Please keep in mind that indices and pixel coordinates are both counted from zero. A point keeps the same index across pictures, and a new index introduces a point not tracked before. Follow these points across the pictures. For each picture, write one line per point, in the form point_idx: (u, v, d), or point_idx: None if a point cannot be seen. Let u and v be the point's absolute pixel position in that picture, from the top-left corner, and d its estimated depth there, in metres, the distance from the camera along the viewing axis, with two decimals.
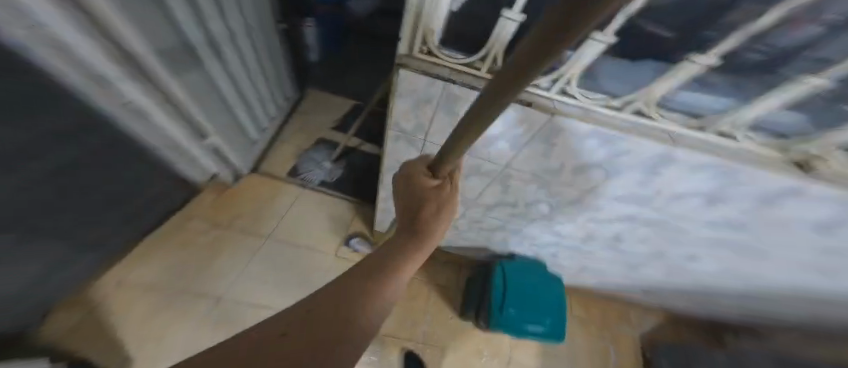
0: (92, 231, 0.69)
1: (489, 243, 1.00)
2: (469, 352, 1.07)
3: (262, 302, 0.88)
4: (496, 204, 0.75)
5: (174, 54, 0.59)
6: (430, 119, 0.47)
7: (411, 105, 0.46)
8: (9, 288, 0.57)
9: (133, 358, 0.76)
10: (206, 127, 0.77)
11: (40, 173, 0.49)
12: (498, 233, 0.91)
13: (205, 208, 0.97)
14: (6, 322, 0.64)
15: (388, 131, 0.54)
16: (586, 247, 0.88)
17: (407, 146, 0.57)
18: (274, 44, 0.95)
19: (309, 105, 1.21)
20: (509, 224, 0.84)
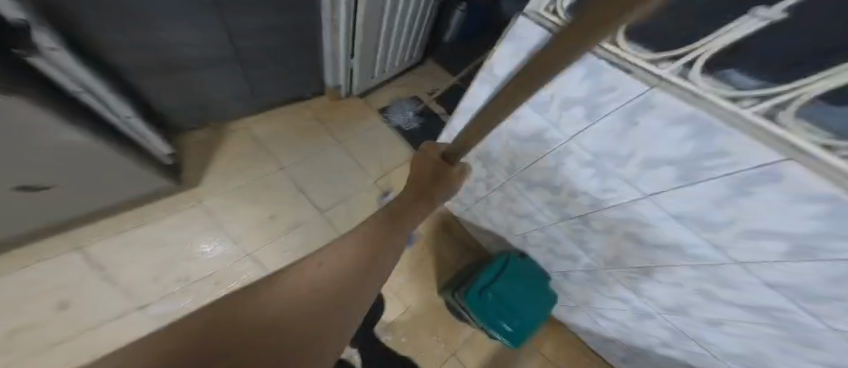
0: (246, 72, 1.14)
1: (509, 235, 0.94)
2: (422, 326, 1.04)
3: (305, 180, 1.22)
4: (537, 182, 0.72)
5: (371, 17, 1.14)
6: (520, 69, 0.62)
7: (512, 51, 0.61)
8: (215, 70, 1.05)
9: (208, 174, 1.16)
10: (355, 55, 1.29)
11: (265, 21, 1.01)
12: (524, 222, 0.84)
13: (319, 107, 1.46)
14: (197, 112, 1.16)
15: (479, 72, 0.71)
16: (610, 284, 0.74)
17: (483, 89, 0.74)
18: (420, 28, 1.48)
19: (422, 70, 1.71)
20: (541, 216, 0.78)
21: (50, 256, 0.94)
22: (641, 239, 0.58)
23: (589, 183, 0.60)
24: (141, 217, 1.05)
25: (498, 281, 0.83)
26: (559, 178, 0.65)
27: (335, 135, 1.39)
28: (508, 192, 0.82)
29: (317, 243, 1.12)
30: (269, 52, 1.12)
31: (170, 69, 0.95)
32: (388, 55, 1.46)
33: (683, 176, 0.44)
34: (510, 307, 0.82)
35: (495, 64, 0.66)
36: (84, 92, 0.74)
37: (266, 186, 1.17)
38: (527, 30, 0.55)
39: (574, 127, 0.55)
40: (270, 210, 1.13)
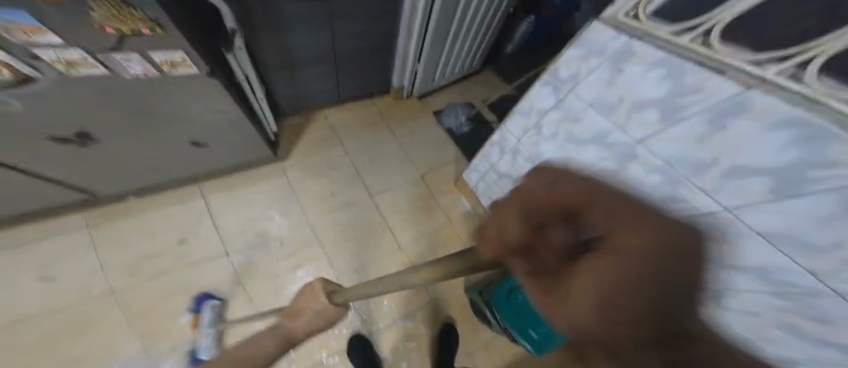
0: (332, 71, 1.35)
1: None
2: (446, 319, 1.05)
3: (362, 166, 1.39)
4: None
5: (443, 24, 1.24)
6: (589, 70, 0.62)
7: (580, 55, 0.63)
8: (311, 69, 1.29)
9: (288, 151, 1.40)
10: (423, 58, 1.41)
11: (357, 27, 1.20)
12: None
13: (382, 105, 1.63)
14: (290, 102, 1.41)
15: (544, 74, 0.72)
16: None
17: (549, 92, 0.73)
18: (485, 37, 1.54)
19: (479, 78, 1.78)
20: None
21: (174, 201, 1.21)
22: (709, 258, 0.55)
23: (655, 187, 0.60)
24: (238, 181, 1.29)
25: None
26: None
27: (392, 130, 1.54)
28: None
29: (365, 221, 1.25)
30: (354, 54, 1.32)
31: (282, 66, 1.20)
32: (451, 62, 1.55)
33: (783, 186, 0.42)
34: (541, 313, 0.79)
35: (563, 66, 0.67)
36: (244, 80, 1.04)
37: (330, 166, 1.36)
38: (606, 36, 0.57)
39: (648, 129, 0.57)
40: (332, 187, 1.31)
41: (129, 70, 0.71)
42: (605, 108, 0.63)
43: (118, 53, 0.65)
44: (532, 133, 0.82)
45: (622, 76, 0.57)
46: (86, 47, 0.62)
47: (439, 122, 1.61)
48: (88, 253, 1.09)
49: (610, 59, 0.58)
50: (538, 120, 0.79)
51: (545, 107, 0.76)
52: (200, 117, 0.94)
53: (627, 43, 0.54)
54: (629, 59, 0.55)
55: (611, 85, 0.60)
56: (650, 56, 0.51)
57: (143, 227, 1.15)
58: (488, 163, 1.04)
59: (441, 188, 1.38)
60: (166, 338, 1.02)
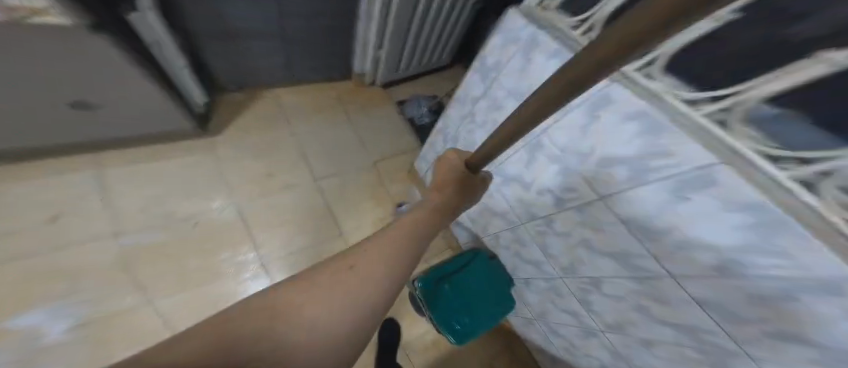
0: (284, 46, 1.23)
1: (485, 236, 0.95)
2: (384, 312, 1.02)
3: (313, 150, 1.29)
4: (512, 177, 0.77)
5: (404, 12, 1.20)
6: (508, 57, 0.66)
7: (501, 42, 0.67)
8: (259, 41, 1.16)
9: (226, 127, 1.25)
10: (384, 45, 1.35)
11: (309, 5, 1.11)
12: (501, 222, 0.86)
13: (343, 89, 1.55)
14: (233, 74, 1.25)
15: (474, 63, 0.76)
16: (560, 289, 0.75)
17: (480, 81, 0.77)
18: (452, 32, 1.52)
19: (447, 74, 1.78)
20: (512, 211, 0.81)
21: (68, 170, 1.01)
22: (591, 246, 0.62)
23: (553, 177, 0.66)
24: (157, 153, 1.12)
25: (456, 274, 0.82)
26: (531, 173, 0.71)
27: (349, 116, 1.47)
28: (488, 187, 0.85)
29: (307, 207, 1.17)
30: (308, 31, 1.21)
31: (218, 32, 1.06)
32: (416, 53, 1.52)
33: (634, 174, 0.49)
34: (467, 301, 0.80)
35: (489, 53, 0.71)
36: (157, 44, 0.89)
37: (275, 147, 1.25)
38: (520, 25, 0.61)
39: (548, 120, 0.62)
40: (272, 168, 1.20)
41: None
42: (518, 97, 0.67)
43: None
44: (469, 122, 0.84)
45: (532, 66, 0.61)
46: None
47: (401, 112, 1.59)
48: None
49: (522, 48, 0.62)
50: (472, 109, 0.82)
51: (477, 96, 0.80)
52: (106, 79, 0.82)
53: (534, 32, 0.59)
54: (535, 49, 0.59)
55: (523, 75, 0.64)
56: (550, 47, 0.56)
57: (20, 197, 0.95)
58: (436, 153, 1.05)
59: (393, 179, 1.36)
60: (25, 330, 0.82)
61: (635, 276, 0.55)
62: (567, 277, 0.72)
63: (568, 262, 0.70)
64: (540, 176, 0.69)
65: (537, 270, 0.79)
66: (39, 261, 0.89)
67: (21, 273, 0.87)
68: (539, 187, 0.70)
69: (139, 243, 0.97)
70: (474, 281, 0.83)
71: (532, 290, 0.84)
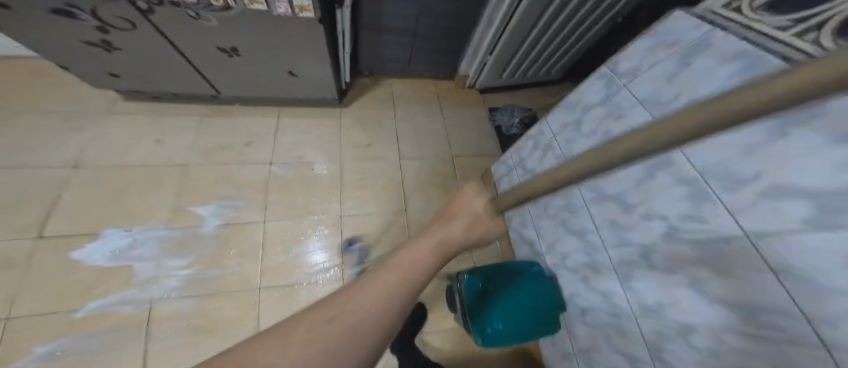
0: (411, 45, 1.45)
1: (547, 254, 0.85)
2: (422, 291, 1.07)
3: (405, 132, 1.48)
4: (612, 194, 0.62)
5: (528, 22, 1.23)
6: (654, 62, 0.57)
7: (651, 45, 0.58)
8: (396, 40, 1.40)
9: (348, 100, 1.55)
10: (495, 52, 1.41)
11: (447, 9, 1.26)
12: (573, 239, 0.74)
13: (443, 89, 1.73)
14: (366, 62, 1.53)
15: (603, 68, 0.69)
16: (627, 330, 0.59)
17: (601, 88, 0.69)
18: (567, 50, 1.51)
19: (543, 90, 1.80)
20: (596, 232, 0.66)
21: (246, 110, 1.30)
22: (704, 290, 0.43)
23: (675, 204, 0.48)
24: (301, 108, 1.39)
25: (511, 282, 0.75)
26: (637, 193, 0.56)
27: (442, 112, 1.63)
28: (571, 201, 0.75)
29: (388, 178, 1.31)
30: (435, 33, 1.39)
31: (371, 29, 1.32)
32: (524, 64, 1.55)
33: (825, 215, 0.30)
34: (516, 314, 0.72)
35: (624, 58, 0.63)
36: (343, 34, 1.14)
37: (379, 124, 1.48)
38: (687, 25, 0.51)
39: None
40: (371, 139, 1.41)
41: (276, 10, 0.81)
42: (655, 106, 0.55)
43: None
44: (570, 130, 0.77)
45: (686, 70, 0.50)
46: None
47: (491, 117, 1.67)
48: (154, 126, 1.16)
49: (680, 52, 0.52)
50: (580, 116, 0.75)
51: (591, 103, 0.72)
52: (306, 56, 1.02)
53: (708, 32, 0.47)
54: (699, 53, 0.48)
55: (671, 80, 0.52)
56: (728, 48, 0.44)
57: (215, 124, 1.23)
58: (518, 157, 1.01)
59: (465, 174, 1.40)
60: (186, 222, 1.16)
61: (749, 331, 0.37)
62: (643, 318, 0.55)
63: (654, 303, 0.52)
64: (652, 199, 0.53)
65: (605, 302, 0.64)
66: (208, 168, 1.13)
67: (190, 176, 1.09)
68: (645, 211, 0.54)
69: (274, 172, 1.20)
70: (527, 292, 0.74)
71: (585, 323, 0.71)
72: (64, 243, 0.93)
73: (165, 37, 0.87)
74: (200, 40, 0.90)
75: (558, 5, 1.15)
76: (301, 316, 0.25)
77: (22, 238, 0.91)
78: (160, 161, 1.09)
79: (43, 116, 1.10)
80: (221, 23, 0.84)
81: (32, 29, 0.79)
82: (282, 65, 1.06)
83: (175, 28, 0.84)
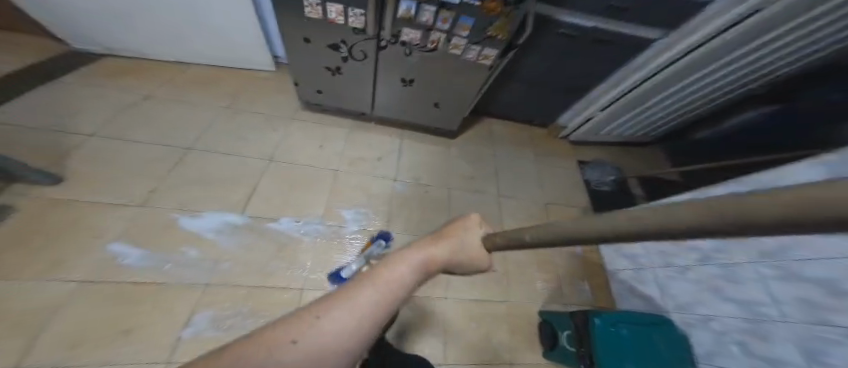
0: (528, 93, 1.65)
1: (690, 313, 0.93)
2: (514, 323, 1.13)
3: (503, 170, 1.63)
4: (804, 278, 0.66)
5: (659, 84, 1.40)
6: None
7: None
8: (518, 87, 1.62)
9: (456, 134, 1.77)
10: (613, 107, 1.57)
11: (581, 69, 1.47)
12: (736, 308, 0.80)
13: (539, 134, 1.87)
14: (479, 103, 1.76)
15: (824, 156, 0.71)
16: None
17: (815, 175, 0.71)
18: (679, 114, 1.60)
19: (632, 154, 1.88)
20: (776, 306, 0.71)
21: (381, 135, 1.63)
22: None
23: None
24: (416, 139, 1.66)
25: (630, 326, 0.80)
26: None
27: (537, 157, 1.75)
28: (736, 273, 0.81)
29: (486, 210, 1.46)
30: (558, 86, 1.58)
31: (499, 77, 1.57)
32: (632, 121, 1.66)
33: None
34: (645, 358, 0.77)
35: None
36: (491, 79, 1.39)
37: (480, 159, 1.66)
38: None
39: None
40: (474, 173, 1.58)
41: (467, 55, 1.20)
42: None
43: (473, 44, 1.15)
44: None
45: None
46: (469, 39, 1.13)
47: (581, 170, 1.74)
48: (314, 138, 1.55)
49: None
50: None
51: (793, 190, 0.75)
52: (458, 91, 1.39)
53: None
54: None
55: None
56: None
57: (357, 142, 1.58)
58: None
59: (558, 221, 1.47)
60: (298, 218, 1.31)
61: None
62: None
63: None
64: None
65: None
66: (351, 176, 1.43)
67: (339, 183, 1.40)
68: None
69: (397, 188, 1.45)
70: (650, 341, 0.80)
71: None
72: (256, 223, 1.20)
73: (377, 65, 1.33)
74: (399, 70, 1.33)
75: (701, 75, 1.31)
76: (272, 337, 0.24)
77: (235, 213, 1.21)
78: (321, 167, 1.43)
79: (254, 115, 1.55)
80: (424, 58, 1.26)
81: (313, 49, 1.30)
82: (434, 97, 1.44)
83: (389, 60, 1.29)
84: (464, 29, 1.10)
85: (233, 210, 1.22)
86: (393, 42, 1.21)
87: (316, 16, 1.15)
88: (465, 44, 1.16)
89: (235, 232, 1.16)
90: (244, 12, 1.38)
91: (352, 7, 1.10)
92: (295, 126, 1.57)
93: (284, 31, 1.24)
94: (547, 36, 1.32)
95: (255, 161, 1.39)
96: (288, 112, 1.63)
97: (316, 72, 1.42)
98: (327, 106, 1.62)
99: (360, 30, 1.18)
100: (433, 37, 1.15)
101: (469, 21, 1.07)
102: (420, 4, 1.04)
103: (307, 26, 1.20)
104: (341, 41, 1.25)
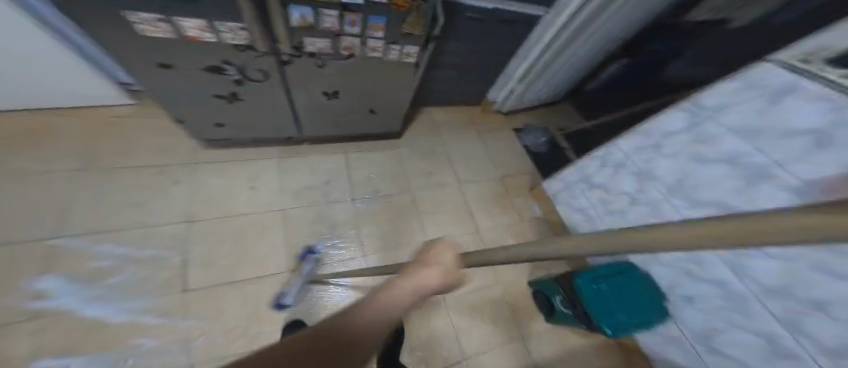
0: (455, 77, 1.67)
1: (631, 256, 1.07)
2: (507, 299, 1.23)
3: (455, 157, 1.66)
4: (708, 202, 0.86)
5: (559, 52, 1.56)
6: (742, 99, 0.75)
7: (740, 86, 0.75)
8: (446, 74, 1.62)
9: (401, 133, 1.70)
10: (528, 79, 1.71)
11: (494, 49, 1.54)
12: None
13: (475, 113, 1.96)
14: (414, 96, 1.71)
15: (684, 101, 0.87)
16: (755, 315, 0.73)
17: (683, 117, 0.88)
18: (577, 72, 1.86)
19: (553, 112, 2.14)
20: None
21: (321, 155, 1.47)
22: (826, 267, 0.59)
23: (784, 205, 0.71)
24: (362, 149, 1.54)
25: (608, 276, 0.91)
26: (741, 199, 0.78)
27: (480, 136, 1.83)
28: (660, 208, 0.99)
29: (453, 202, 1.48)
30: (480, 66, 1.64)
31: (426, 68, 1.54)
32: (545, 86, 1.86)
33: None
34: (627, 302, 0.89)
35: (710, 95, 0.81)
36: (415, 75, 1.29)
37: (431, 151, 1.65)
38: (773, 74, 0.69)
39: (790, 154, 0.68)
40: (430, 168, 1.57)
41: (389, 55, 1.12)
42: (748, 133, 0.75)
43: (392, 44, 1.07)
44: (649, 151, 0.99)
45: (778, 108, 0.69)
46: (386, 39, 1.04)
47: (519, 137, 1.91)
48: (244, 178, 1.31)
49: (772, 91, 0.69)
50: (659, 140, 0.95)
51: (673, 130, 0.91)
52: (388, 93, 1.31)
53: (793, 81, 0.65)
54: (790, 95, 0.66)
55: (762, 115, 0.72)
56: (815, 92, 0.62)
57: (297, 170, 1.38)
58: (581, 174, 1.24)
59: (517, 191, 1.59)
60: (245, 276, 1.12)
61: None
62: (769, 300, 0.70)
63: (776, 285, 0.68)
64: (756, 201, 0.76)
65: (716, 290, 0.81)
66: (304, 211, 1.27)
67: (292, 223, 1.23)
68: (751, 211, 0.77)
69: (359, 208, 1.35)
70: (626, 286, 0.92)
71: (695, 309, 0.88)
72: (211, 294, 1.05)
73: (289, 83, 1.14)
74: (316, 84, 1.18)
75: (583, 39, 1.51)
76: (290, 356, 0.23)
77: (174, 292, 1.02)
78: (262, 210, 1.23)
79: (142, 169, 1.23)
80: (340, 67, 1.13)
81: (190, 76, 1.03)
82: (366, 104, 1.34)
83: (299, 74, 1.12)
84: (377, 30, 1.00)
85: (168, 294, 1.01)
86: (297, 55, 1.04)
87: (167, 35, 0.88)
88: (383, 45, 1.06)
89: (189, 312, 1.00)
90: (26, 33, 0.93)
91: (223, 20, 0.86)
92: (215, 169, 1.29)
93: (133, 60, 0.94)
94: (457, 23, 1.33)
95: (171, 227, 1.13)
96: (198, 156, 1.32)
97: (213, 103, 1.15)
98: (245, 137, 1.36)
99: (247, 47, 0.96)
100: (345, 43, 1.03)
101: (381, 20, 0.98)
102: (318, 9, 0.89)
103: (166, 50, 0.93)
104: (227, 62, 1.01)
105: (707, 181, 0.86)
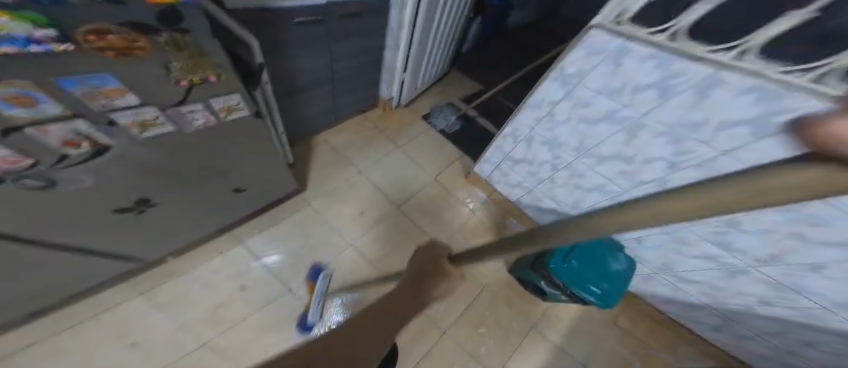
0: (331, 92, 1.37)
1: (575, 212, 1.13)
2: (494, 300, 1.25)
3: (380, 177, 1.44)
4: (610, 157, 0.90)
5: (424, 30, 1.40)
6: (592, 65, 0.77)
7: (584, 53, 0.76)
8: (318, 96, 1.31)
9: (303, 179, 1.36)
10: (409, 66, 1.53)
11: (354, 49, 1.27)
12: (593, 195, 1.03)
13: (375, 117, 1.71)
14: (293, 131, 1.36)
15: (550, 73, 0.86)
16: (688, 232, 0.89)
17: (558, 86, 0.87)
18: (449, 40, 1.75)
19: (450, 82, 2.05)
20: (613, 184, 0.95)
21: (209, 262, 1.07)
22: None
23: (664, 148, 0.77)
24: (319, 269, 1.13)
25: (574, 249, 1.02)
26: (632, 150, 0.84)
27: (393, 142, 1.63)
28: (576, 170, 1.01)
29: (401, 230, 1.31)
30: (353, 71, 1.37)
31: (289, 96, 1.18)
32: (429, 64, 1.72)
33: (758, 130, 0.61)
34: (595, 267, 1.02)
35: (567, 64, 0.81)
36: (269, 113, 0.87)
37: (350, 184, 1.39)
38: (604, 39, 0.71)
39: (650, 104, 0.74)
40: (359, 207, 1.33)
41: (192, 123, 0.65)
42: (610, 93, 0.78)
43: (180, 106, 0.60)
44: (545, 121, 0.97)
45: (623, 68, 0.72)
46: (158, 105, 0.57)
47: (431, 125, 1.78)
48: (108, 341, 0.91)
49: (611, 55, 0.72)
50: (549, 110, 0.94)
51: (555, 99, 0.90)
52: (250, 159, 0.86)
53: (621, 44, 0.69)
54: (625, 55, 0.70)
55: (613, 74, 0.75)
56: (644, 52, 0.67)
57: (187, 299, 1.01)
58: (502, 153, 1.20)
59: (455, 184, 1.49)
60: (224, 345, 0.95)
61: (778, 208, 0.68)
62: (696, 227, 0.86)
63: None
64: (645, 149, 0.81)
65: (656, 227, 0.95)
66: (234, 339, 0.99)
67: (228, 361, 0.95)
68: (646, 159, 0.83)
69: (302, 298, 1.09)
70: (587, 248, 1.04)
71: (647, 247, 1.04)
72: None
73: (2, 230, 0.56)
74: (91, 205, 0.65)
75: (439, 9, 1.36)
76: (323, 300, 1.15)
77: None
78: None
79: None
80: (107, 166, 0.60)
81: None
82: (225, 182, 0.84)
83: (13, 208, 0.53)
84: (120, 95, 0.51)
85: None
86: None
87: None
88: (165, 113, 0.59)
89: None
90: None
91: None
92: (55, 355, 0.87)
93: None
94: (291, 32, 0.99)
95: None
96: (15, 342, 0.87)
97: None
98: (57, 298, 0.86)
99: None
100: (63, 137, 0.50)
101: (114, 80, 0.49)
102: None
103: None
104: None
105: (601, 139, 0.88)
